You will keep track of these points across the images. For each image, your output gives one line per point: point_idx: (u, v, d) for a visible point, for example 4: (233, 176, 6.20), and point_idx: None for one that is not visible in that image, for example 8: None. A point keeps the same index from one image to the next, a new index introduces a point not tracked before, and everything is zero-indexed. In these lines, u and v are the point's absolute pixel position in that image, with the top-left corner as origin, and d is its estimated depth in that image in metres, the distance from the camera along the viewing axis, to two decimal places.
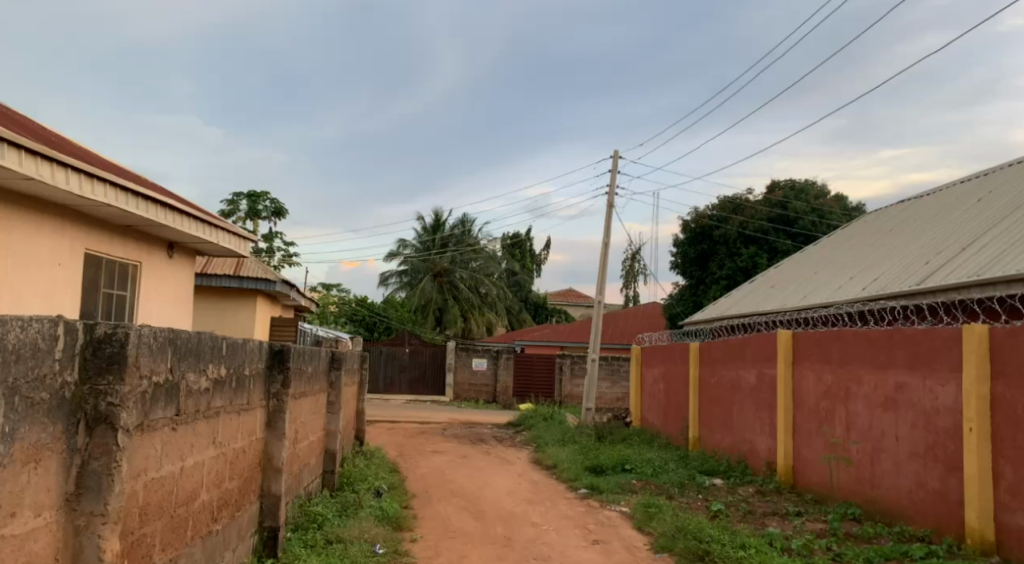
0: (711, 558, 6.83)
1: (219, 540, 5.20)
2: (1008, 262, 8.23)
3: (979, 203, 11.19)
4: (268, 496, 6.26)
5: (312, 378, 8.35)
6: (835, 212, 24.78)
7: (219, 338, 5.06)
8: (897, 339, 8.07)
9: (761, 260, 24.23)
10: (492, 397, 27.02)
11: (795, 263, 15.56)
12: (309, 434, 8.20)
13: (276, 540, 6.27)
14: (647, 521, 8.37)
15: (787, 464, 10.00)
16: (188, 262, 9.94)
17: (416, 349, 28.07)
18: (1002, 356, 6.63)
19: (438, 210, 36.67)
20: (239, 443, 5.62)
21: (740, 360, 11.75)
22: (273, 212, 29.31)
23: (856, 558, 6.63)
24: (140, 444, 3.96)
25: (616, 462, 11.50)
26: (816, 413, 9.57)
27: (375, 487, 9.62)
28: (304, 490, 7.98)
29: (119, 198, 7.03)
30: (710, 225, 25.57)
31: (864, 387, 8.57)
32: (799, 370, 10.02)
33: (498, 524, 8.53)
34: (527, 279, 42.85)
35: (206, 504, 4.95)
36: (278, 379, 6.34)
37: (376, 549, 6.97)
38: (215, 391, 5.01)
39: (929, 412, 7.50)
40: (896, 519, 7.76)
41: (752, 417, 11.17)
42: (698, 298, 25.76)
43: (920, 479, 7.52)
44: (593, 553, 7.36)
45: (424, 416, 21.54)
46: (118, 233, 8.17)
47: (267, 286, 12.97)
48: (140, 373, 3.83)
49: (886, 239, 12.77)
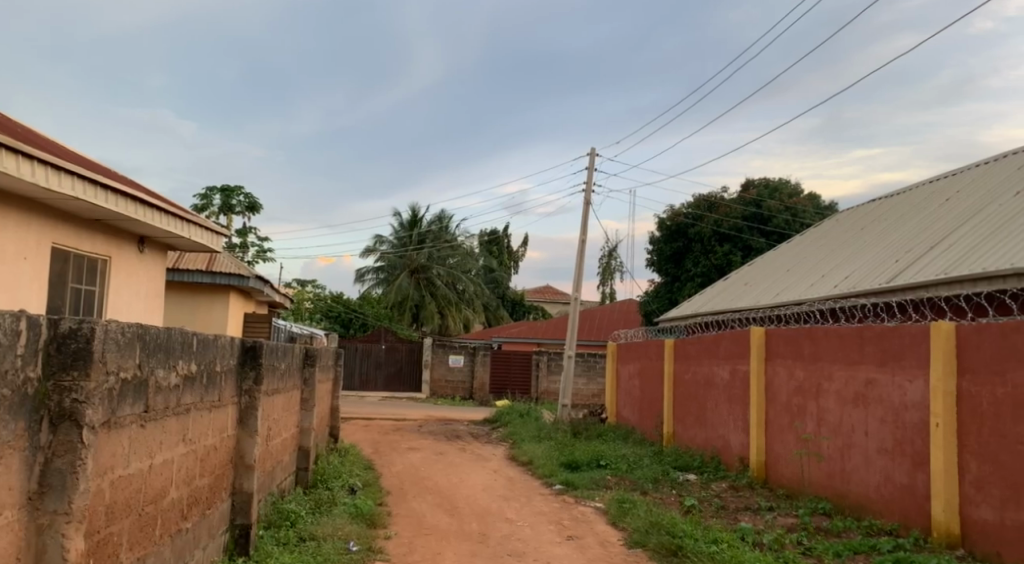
0: (683, 553, 6.88)
1: (188, 538, 5.15)
2: (975, 260, 8.36)
3: (947, 203, 11.34)
4: (240, 493, 6.22)
5: (285, 375, 8.26)
6: (808, 211, 25.02)
7: (190, 334, 5.00)
8: (867, 336, 8.17)
9: (735, 259, 24.42)
10: (469, 394, 26.99)
11: (768, 260, 15.68)
12: (282, 430, 8.13)
13: (247, 538, 6.21)
14: (620, 516, 8.41)
15: (760, 460, 10.06)
16: (160, 258, 9.84)
17: (393, 346, 27.99)
18: (968, 352, 6.72)
19: (414, 206, 36.53)
20: (210, 440, 5.56)
21: (714, 357, 11.83)
22: (247, 207, 29.06)
23: (826, 552, 6.70)
24: (106, 441, 3.91)
25: (591, 459, 11.56)
26: (788, 408, 9.65)
27: (348, 484, 9.58)
28: (277, 488, 7.90)
29: (87, 192, 6.91)
30: (685, 223, 25.72)
31: (835, 383, 8.65)
32: (772, 366, 10.10)
33: (473, 520, 8.54)
34: (503, 276, 42.80)
35: (176, 502, 4.90)
36: (250, 376, 6.27)
37: (350, 546, 6.94)
38: (185, 388, 4.95)
39: (897, 408, 7.59)
40: (866, 514, 7.85)
41: (726, 414, 11.23)
42: (674, 295, 25.90)
43: (888, 474, 7.61)
44: (567, 549, 7.37)
45: (399, 413, 21.46)
46: (85, 228, 8.03)
47: (240, 282, 12.87)
48: (106, 369, 3.79)
49: (857, 237, 12.89)
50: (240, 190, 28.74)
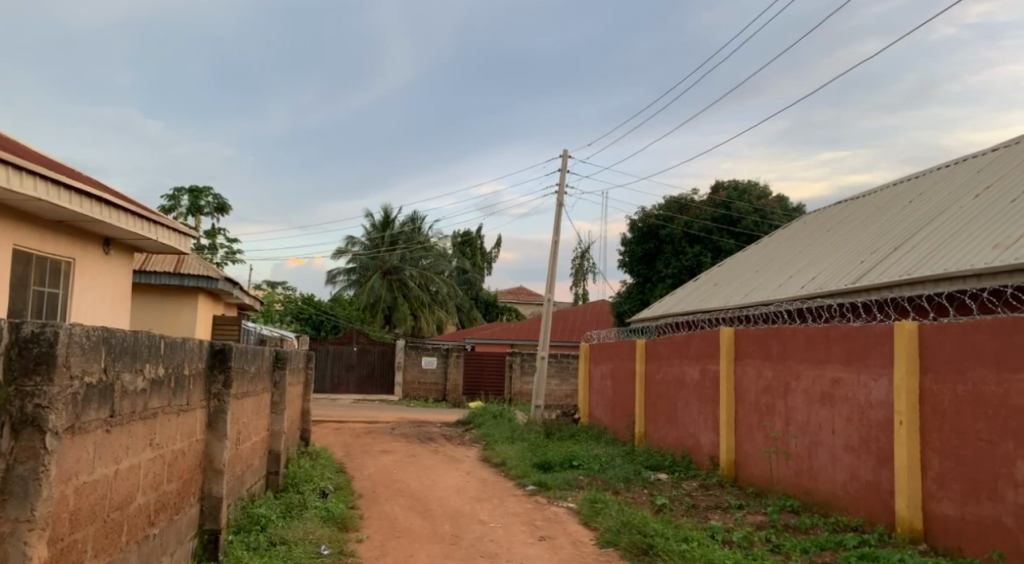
0: (655, 551, 6.93)
1: (156, 543, 5.10)
2: (937, 261, 8.53)
3: (912, 204, 11.54)
4: (209, 498, 6.17)
5: (255, 378, 8.19)
6: (776, 212, 25.36)
7: (156, 337, 4.95)
8: (834, 336, 8.28)
9: (705, 260, 24.62)
10: (442, 396, 26.93)
11: (738, 261, 15.86)
12: (251, 435, 8.05)
13: (216, 543, 6.15)
14: (592, 516, 8.46)
15: (730, 459, 10.16)
16: (125, 259, 9.72)
17: (364, 348, 27.84)
18: (930, 352, 6.84)
19: (387, 208, 36.41)
20: (178, 445, 5.52)
21: (684, 357, 11.93)
22: (215, 208, 28.79)
23: (792, 549, 6.79)
24: (70, 447, 3.86)
25: (564, 459, 11.59)
26: (756, 407, 9.77)
27: (320, 488, 9.52)
28: (246, 492, 7.84)
29: (50, 192, 6.82)
30: (656, 224, 25.88)
31: (803, 382, 8.76)
32: (741, 366, 10.21)
33: (446, 522, 8.53)
34: (476, 277, 42.84)
35: (143, 508, 4.85)
36: (219, 379, 6.21)
37: (321, 550, 6.93)
38: (152, 391, 4.91)
39: (863, 406, 7.70)
40: (833, 510, 7.96)
41: (697, 413, 11.32)
42: (646, 296, 26.06)
43: (854, 471, 7.73)
44: (539, 550, 7.39)
45: (372, 415, 21.32)
46: (48, 229, 7.92)
47: (208, 284, 12.74)
48: (70, 374, 3.74)
49: (824, 238, 13.08)
50: (208, 190, 28.47)
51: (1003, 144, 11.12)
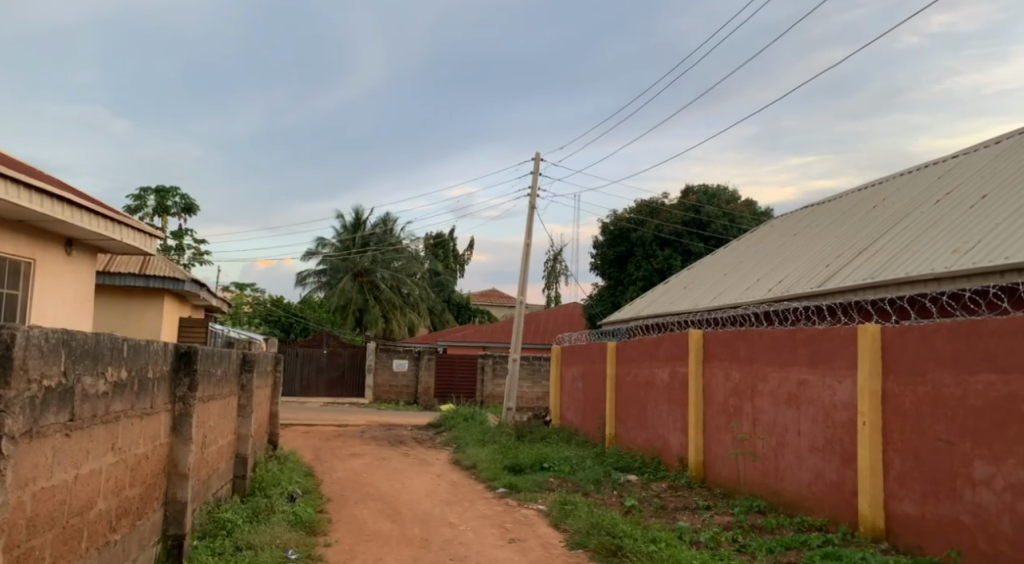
0: (623, 553, 6.95)
1: (117, 550, 5.01)
2: (899, 265, 8.67)
3: (874, 209, 11.72)
4: (173, 503, 6.08)
5: (221, 381, 8.08)
6: (745, 216, 25.65)
7: (119, 340, 4.87)
8: (799, 338, 8.37)
9: (676, 263, 24.78)
10: (413, 398, 26.82)
11: (706, 264, 16.02)
12: (217, 438, 7.93)
13: (180, 549, 6.06)
14: (562, 518, 8.47)
15: (698, 460, 10.23)
16: (88, 260, 9.56)
17: (334, 351, 27.65)
18: (892, 353, 6.94)
19: (358, 210, 36.12)
20: (142, 449, 5.44)
21: (654, 359, 12.00)
22: (183, 208, 28.44)
23: (758, 548, 6.84)
24: (27, 451, 3.79)
25: (534, 462, 11.59)
26: (724, 409, 9.85)
27: (288, 492, 9.41)
28: (211, 496, 7.74)
29: (10, 191, 6.69)
30: (627, 227, 25.99)
31: (769, 384, 8.85)
32: (709, 368, 10.28)
33: (415, 525, 8.50)
34: (449, 279, 42.83)
35: (104, 513, 4.77)
36: (184, 382, 6.13)
37: (288, 554, 6.89)
38: (115, 395, 4.83)
39: (828, 407, 7.79)
40: (798, 510, 8.05)
41: (666, 415, 11.39)
42: (617, 298, 26.15)
43: (819, 471, 7.82)
44: (509, 552, 7.38)
45: (342, 419, 21.18)
46: (7, 229, 7.77)
47: (175, 285, 12.58)
48: (28, 377, 3.67)
49: (791, 242, 13.24)
50: (176, 191, 28.13)
51: (962, 151, 11.36)
